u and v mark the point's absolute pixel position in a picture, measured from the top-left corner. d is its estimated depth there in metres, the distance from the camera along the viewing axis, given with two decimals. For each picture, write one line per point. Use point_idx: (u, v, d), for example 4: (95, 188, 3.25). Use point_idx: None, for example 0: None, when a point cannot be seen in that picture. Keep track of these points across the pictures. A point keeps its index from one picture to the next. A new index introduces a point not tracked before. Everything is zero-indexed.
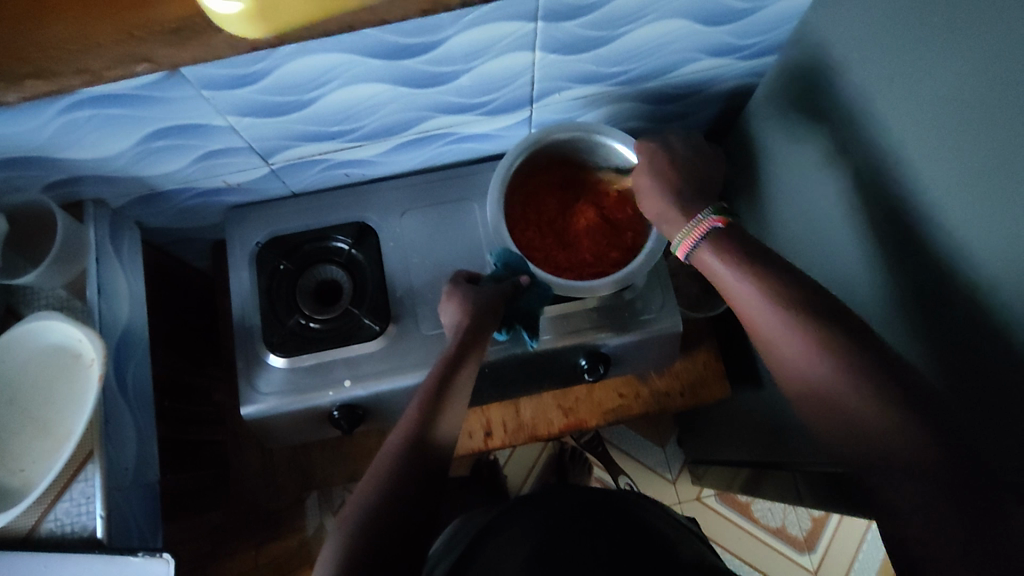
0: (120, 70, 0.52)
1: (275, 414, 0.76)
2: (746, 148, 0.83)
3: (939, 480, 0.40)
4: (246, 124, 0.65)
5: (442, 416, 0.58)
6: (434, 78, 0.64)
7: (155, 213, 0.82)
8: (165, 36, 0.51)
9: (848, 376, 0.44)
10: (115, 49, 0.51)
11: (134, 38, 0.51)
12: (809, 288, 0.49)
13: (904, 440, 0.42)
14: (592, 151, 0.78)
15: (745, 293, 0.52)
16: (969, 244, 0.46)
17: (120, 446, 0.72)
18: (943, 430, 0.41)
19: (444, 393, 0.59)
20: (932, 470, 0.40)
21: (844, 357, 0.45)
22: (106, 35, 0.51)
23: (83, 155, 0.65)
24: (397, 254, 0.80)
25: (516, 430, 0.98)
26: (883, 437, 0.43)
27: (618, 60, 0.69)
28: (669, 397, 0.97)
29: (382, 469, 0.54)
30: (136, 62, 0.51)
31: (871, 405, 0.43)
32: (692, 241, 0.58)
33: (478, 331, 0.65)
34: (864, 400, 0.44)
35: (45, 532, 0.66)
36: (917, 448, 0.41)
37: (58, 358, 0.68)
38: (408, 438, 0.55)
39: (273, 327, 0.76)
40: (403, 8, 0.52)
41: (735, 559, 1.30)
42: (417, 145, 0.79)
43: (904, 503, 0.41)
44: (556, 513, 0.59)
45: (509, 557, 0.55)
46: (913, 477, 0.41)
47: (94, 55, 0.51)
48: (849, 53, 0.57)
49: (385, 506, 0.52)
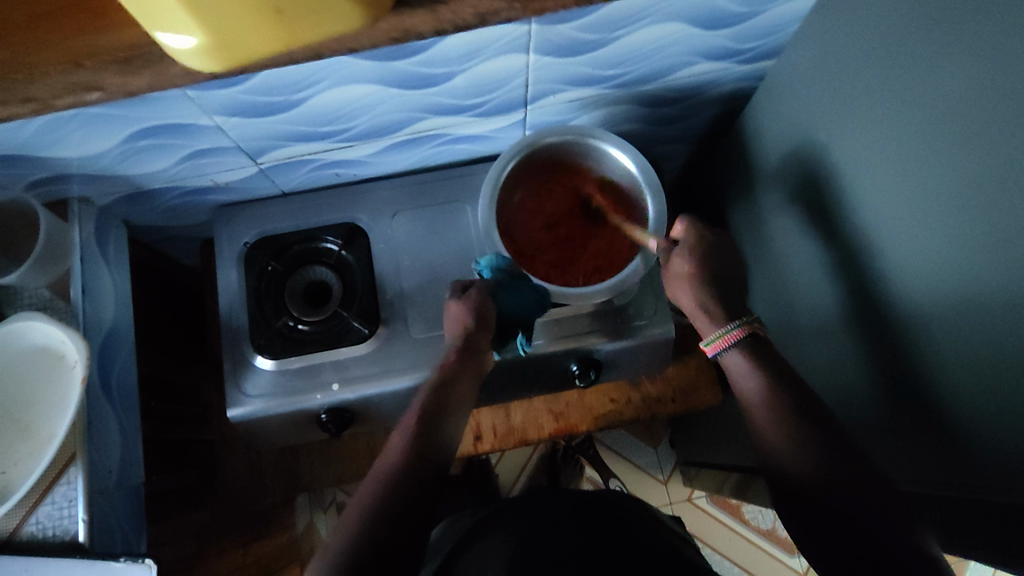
0: (71, 99, 0.51)
1: (262, 416, 0.75)
2: (742, 152, 0.82)
3: (830, 487, 0.50)
4: (234, 124, 0.64)
5: (444, 421, 0.59)
6: (425, 80, 0.63)
7: (142, 211, 0.80)
8: (114, 66, 0.49)
9: (784, 426, 0.54)
10: (61, 78, 0.50)
11: (82, 67, 0.49)
12: (769, 363, 0.59)
13: (810, 464, 0.51)
14: (586, 156, 0.77)
15: (750, 385, 0.58)
16: (976, 256, 0.45)
17: (104, 449, 0.71)
18: (837, 459, 0.51)
19: (437, 413, 0.59)
20: (826, 481, 0.50)
21: (775, 405, 0.56)
22: (52, 62, 0.50)
23: (67, 154, 0.64)
24: (387, 255, 0.79)
25: (506, 434, 0.97)
26: (800, 463, 0.52)
27: (613, 63, 0.68)
28: (660, 402, 0.97)
29: (370, 489, 0.54)
30: (87, 89, 0.51)
31: (790, 440, 0.53)
32: (726, 342, 0.61)
33: (478, 344, 0.65)
34: (787, 438, 0.54)
35: (26, 535, 0.65)
36: (819, 469, 0.51)
37: (38, 363, 0.67)
38: (397, 462, 0.55)
39: (260, 329, 0.75)
40: (371, 37, 0.50)
41: (724, 560, 1.30)
42: (408, 146, 0.78)
43: (827, 505, 0.50)
44: (542, 517, 0.59)
45: (493, 560, 0.55)
46: (821, 485, 0.50)
47: (41, 84, 0.50)
48: (859, 62, 0.56)
49: (372, 524, 0.51)
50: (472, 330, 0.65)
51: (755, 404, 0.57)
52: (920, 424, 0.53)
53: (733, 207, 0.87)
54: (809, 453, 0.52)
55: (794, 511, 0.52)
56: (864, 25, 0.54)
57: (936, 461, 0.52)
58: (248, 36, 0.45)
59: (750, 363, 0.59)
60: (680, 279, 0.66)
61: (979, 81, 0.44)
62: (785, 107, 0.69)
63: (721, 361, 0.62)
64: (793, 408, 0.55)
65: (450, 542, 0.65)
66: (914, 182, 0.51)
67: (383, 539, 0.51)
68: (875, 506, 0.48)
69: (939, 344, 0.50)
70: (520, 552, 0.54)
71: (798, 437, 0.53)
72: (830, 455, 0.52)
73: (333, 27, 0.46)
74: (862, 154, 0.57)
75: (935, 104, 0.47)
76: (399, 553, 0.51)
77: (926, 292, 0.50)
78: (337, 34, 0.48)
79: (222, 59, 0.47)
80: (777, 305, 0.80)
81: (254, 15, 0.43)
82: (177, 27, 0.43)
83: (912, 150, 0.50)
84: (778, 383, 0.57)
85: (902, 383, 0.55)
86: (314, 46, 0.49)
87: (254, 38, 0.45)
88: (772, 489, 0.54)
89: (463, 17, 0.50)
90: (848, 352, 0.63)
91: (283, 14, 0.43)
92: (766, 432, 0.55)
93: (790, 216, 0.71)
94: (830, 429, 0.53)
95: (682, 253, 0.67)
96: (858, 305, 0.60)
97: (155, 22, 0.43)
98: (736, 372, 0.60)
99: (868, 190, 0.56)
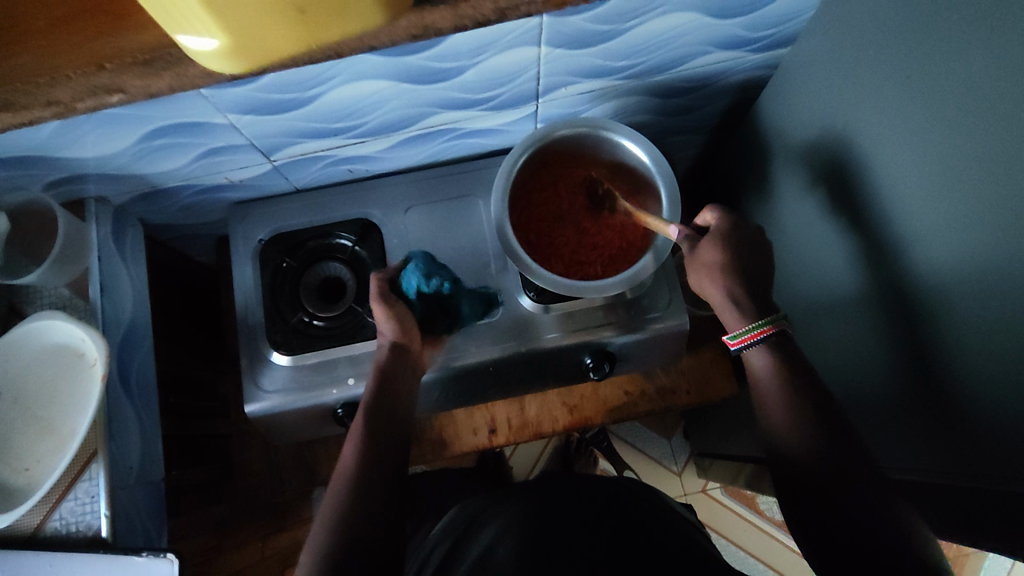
0: (93, 100, 0.52)
1: (279, 411, 0.76)
2: (756, 141, 0.81)
3: (824, 474, 0.53)
4: (247, 122, 0.64)
5: (391, 407, 0.64)
6: (436, 74, 0.63)
7: (158, 210, 0.81)
8: (137, 68, 0.49)
9: (795, 421, 0.56)
10: (83, 81, 0.50)
11: (104, 70, 0.50)
12: (790, 356, 0.59)
13: (815, 454, 0.54)
14: (599, 149, 0.76)
15: (768, 382, 0.59)
16: (1000, 239, 0.45)
17: (124, 445, 0.72)
18: (839, 449, 0.53)
19: (391, 394, 0.65)
20: (821, 468, 0.53)
21: (790, 400, 0.57)
22: (74, 66, 0.50)
23: (83, 154, 0.64)
24: (401, 250, 0.80)
25: (521, 427, 0.97)
26: (805, 451, 0.54)
27: (627, 54, 0.68)
28: (675, 394, 0.97)
29: (331, 507, 0.57)
30: (109, 92, 0.51)
31: (802, 431, 0.55)
32: (749, 341, 0.60)
33: (410, 349, 0.68)
34: (799, 430, 0.55)
35: (50, 531, 0.67)
36: (821, 458, 0.53)
37: (60, 358, 0.68)
38: (354, 468, 0.59)
39: (276, 324, 0.76)
40: (390, 34, 0.50)
41: (737, 550, 1.30)
42: (421, 141, 0.78)
43: (823, 493, 0.52)
44: (553, 500, 0.59)
45: (503, 539, 0.55)
46: (819, 472, 0.53)
47: (61, 87, 0.51)
48: (875, 49, 0.55)
49: (345, 530, 0.55)
50: (402, 343, 0.67)
51: (767, 396, 0.58)
52: (942, 418, 0.53)
53: (748, 197, 0.87)
54: (814, 441, 0.54)
55: (787, 492, 0.55)
56: (880, 9, 0.53)
57: (948, 447, 0.53)
58: (269, 35, 0.45)
59: (773, 368, 0.59)
60: (705, 271, 0.62)
61: (999, 67, 0.43)
62: (799, 96, 0.69)
63: (742, 356, 0.62)
64: (804, 404, 0.56)
65: (458, 524, 0.66)
66: (936, 170, 0.50)
67: (360, 544, 0.54)
68: (874, 497, 0.50)
69: (960, 333, 0.49)
70: (530, 534, 0.55)
71: (807, 429, 0.55)
72: (835, 444, 0.54)
73: (356, 23, 0.46)
74: (882, 143, 0.56)
75: (956, 90, 0.47)
76: (383, 539, 0.56)
77: (948, 280, 0.50)
78: (359, 32, 0.48)
79: (243, 60, 0.47)
80: (793, 295, 0.79)
81: (277, 16, 0.43)
82: (200, 30, 0.43)
83: (931, 138, 0.50)
84: (796, 378, 0.58)
85: (926, 376, 0.54)
86: (335, 46, 0.49)
87: (274, 37, 0.45)
88: (775, 475, 0.57)
89: (483, 12, 0.50)
90: (870, 343, 0.62)
91: (302, 14, 0.43)
92: (778, 429, 0.57)
93: (808, 207, 0.71)
94: (840, 422, 0.55)
95: (711, 244, 0.62)
96: (879, 294, 0.59)
97: (177, 25, 0.43)
98: (761, 373, 0.60)
99: (889, 179, 0.56)
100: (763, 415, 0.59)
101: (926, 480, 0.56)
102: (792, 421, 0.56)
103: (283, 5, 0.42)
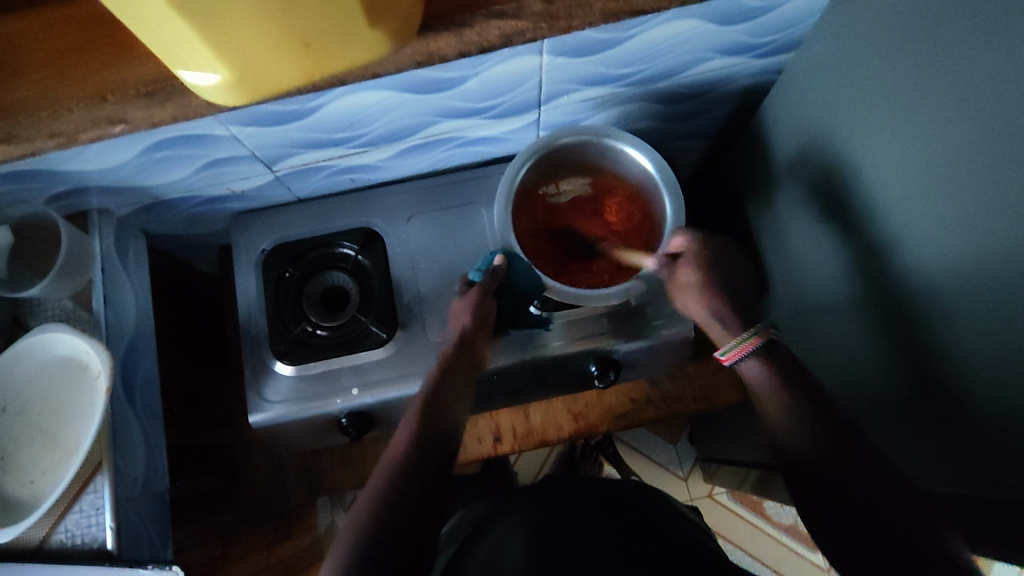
0: (97, 131, 0.52)
1: (282, 421, 0.76)
2: (759, 147, 0.81)
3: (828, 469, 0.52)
4: (249, 133, 0.64)
5: (441, 415, 0.63)
6: (438, 84, 0.63)
7: (161, 221, 0.81)
8: (139, 100, 0.51)
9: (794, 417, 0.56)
10: (86, 113, 0.51)
11: (107, 101, 0.51)
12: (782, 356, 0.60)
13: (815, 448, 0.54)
14: (602, 156, 0.76)
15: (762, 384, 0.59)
16: (1009, 246, 0.44)
17: (129, 457, 0.72)
18: (849, 445, 0.53)
19: (440, 401, 0.64)
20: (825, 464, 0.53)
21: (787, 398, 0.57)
22: (76, 98, 0.51)
23: (85, 167, 0.64)
24: (404, 259, 0.79)
25: (525, 435, 0.97)
26: (805, 447, 0.54)
27: (629, 61, 0.67)
28: (680, 401, 0.97)
29: (363, 511, 0.56)
30: (112, 123, 0.52)
31: (799, 428, 0.55)
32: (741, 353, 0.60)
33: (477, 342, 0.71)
34: (796, 426, 0.55)
35: (56, 543, 0.66)
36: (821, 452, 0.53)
37: (64, 371, 0.68)
38: (392, 469, 0.58)
39: (279, 335, 0.76)
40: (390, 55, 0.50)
41: (746, 556, 1.29)
42: (421, 150, 0.78)
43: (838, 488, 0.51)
44: (558, 502, 0.59)
45: (510, 546, 0.55)
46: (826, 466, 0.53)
47: (64, 119, 0.52)
48: (879, 57, 0.54)
49: (375, 532, 0.54)
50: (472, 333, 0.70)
51: (765, 397, 0.59)
52: (952, 426, 0.52)
53: (750, 203, 0.86)
54: (813, 439, 0.54)
55: (799, 489, 0.54)
56: (882, 16, 0.53)
57: (961, 455, 0.52)
58: (273, 68, 0.45)
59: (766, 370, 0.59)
60: (686, 289, 0.65)
61: (1002, 80, 0.43)
62: (802, 102, 0.68)
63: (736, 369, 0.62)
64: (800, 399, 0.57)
65: (464, 527, 0.66)
66: (942, 178, 0.49)
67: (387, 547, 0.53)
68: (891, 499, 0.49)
69: (968, 340, 0.49)
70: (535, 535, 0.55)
71: (807, 425, 0.55)
72: (835, 440, 0.53)
73: (359, 53, 0.47)
74: (886, 149, 0.55)
75: (961, 98, 0.46)
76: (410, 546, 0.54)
77: (957, 286, 0.49)
78: (363, 62, 0.48)
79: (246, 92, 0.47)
80: (797, 301, 0.78)
81: (280, 51, 0.43)
82: (203, 65, 0.43)
83: (936, 145, 0.49)
84: (790, 376, 0.58)
85: (934, 384, 0.53)
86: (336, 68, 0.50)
87: (278, 68, 0.45)
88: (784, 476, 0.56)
89: (490, 39, 0.53)
90: (873, 350, 0.62)
91: (306, 47, 0.43)
92: (777, 428, 0.57)
93: (810, 214, 0.70)
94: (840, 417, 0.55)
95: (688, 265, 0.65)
96: (886, 301, 0.58)
97: (180, 62, 0.43)
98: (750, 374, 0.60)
99: (892, 185, 0.55)
100: (761, 412, 0.59)
101: (939, 490, 0.55)
102: (792, 418, 0.56)
103: (286, 38, 0.42)
